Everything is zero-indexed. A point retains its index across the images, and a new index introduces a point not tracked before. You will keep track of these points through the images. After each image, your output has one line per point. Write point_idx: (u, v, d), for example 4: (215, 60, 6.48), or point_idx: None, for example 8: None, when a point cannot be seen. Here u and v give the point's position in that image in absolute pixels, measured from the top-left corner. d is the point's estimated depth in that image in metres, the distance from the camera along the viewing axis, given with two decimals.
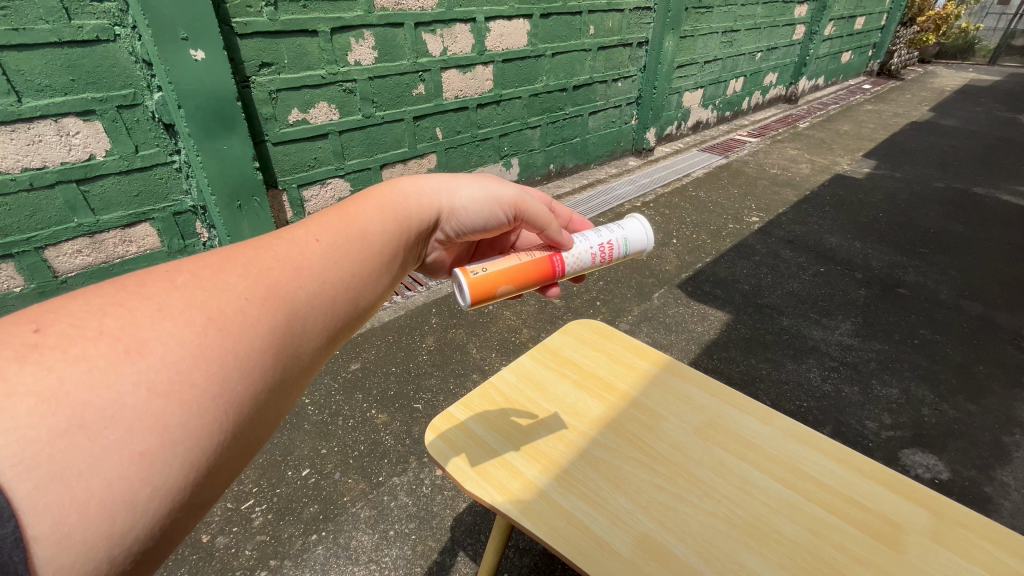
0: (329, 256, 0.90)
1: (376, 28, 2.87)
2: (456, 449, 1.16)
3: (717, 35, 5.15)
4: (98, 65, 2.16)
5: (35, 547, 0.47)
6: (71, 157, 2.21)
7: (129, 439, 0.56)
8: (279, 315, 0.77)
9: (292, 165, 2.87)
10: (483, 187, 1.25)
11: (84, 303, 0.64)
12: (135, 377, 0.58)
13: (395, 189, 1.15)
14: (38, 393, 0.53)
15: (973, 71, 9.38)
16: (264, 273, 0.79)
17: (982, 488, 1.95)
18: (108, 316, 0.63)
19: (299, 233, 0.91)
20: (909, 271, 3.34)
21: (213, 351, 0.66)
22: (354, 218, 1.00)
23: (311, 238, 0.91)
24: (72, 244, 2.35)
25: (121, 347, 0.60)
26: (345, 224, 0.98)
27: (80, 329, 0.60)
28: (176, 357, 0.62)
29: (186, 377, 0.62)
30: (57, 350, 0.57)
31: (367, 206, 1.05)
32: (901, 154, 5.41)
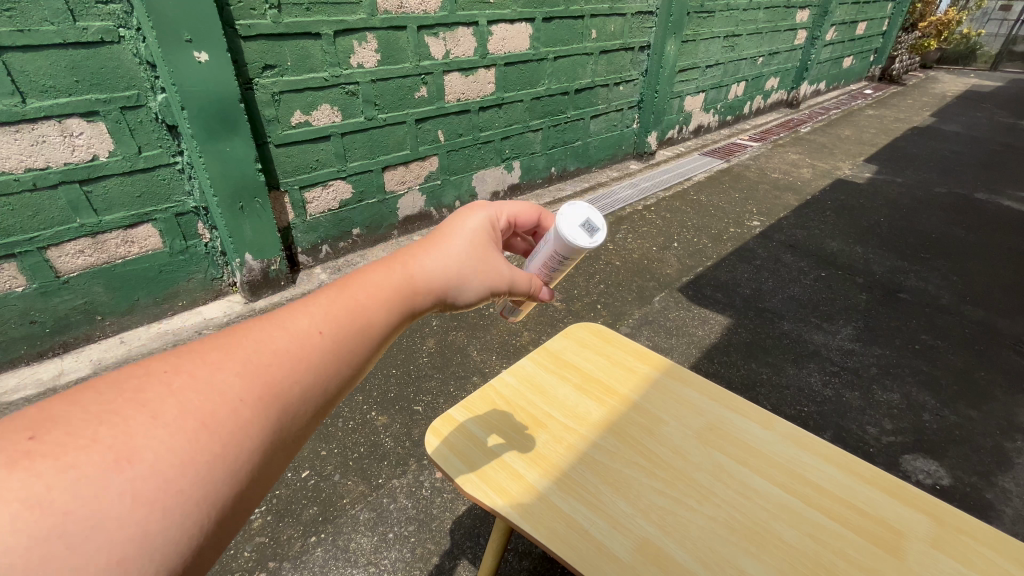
0: (333, 352, 0.78)
1: (379, 31, 2.88)
2: (455, 451, 1.16)
3: (718, 40, 5.17)
4: (102, 66, 2.17)
5: None
6: (74, 157, 2.22)
7: (111, 549, 0.52)
8: (274, 420, 0.69)
9: (294, 167, 2.88)
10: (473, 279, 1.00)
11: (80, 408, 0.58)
12: (123, 487, 0.54)
13: (371, 291, 0.87)
14: (24, 502, 0.50)
15: (974, 77, 9.38)
16: (262, 368, 0.71)
17: (983, 494, 1.94)
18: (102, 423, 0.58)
19: (301, 320, 0.78)
20: (910, 276, 3.33)
21: (205, 458, 0.60)
22: (365, 294, 0.86)
23: (314, 331, 0.78)
24: (74, 244, 2.36)
25: (110, 457, 0.55)
26: (353, 307, 0.84)
27: (73, 432, 0.56)
28: (165, 473, 0.57)
29: (175, 485, 0.57)
30: (49, 456, 0.53)
31: (377, 281, 0.89)
32: (902, 159, 5.41)
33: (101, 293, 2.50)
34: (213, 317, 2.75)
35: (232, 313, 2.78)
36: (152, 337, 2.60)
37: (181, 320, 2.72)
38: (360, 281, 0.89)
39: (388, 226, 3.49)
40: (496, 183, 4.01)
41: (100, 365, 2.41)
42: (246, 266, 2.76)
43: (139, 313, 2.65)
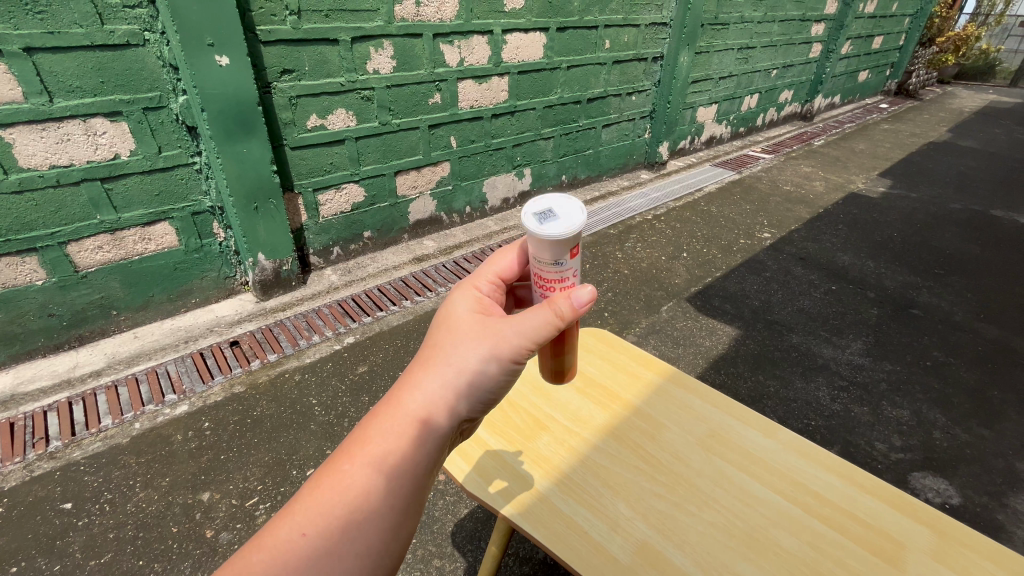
0: (324, 553, 0.75)
1: (395, 38, 2.94)
2: (472, 463, 1.15)
3: (732, 52, 5.18)
4: (127, 68, 2.24)
5: None
6: (97, 156, 2.28)
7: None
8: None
9: (308, 169, 2.93)
10: (488, 349, 0.91)
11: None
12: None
13: (346, 485, 0.79)
14: None
15: (992, 93, 9.28)
16: None
17: (994, 515, 1.90)
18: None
19: (286, 527, 0.75)
20: (922, 292, 3.30)
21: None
22: (348, 471, 0.80)
23: (294, 544, 0.74)
24: (94, 240, 2.41)
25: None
26: (338, 492, 0.78)
27: None
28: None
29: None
30: None
31: (363, 443, 0.83)
32: (917, 174, 5.37)
33: (117, 289, 2.55)
34: (225, 315, 2.79)
35: (244, 312, 2.82)
36: (165, 333, 2.65)
37: (194, 317, 2.78)
38: (348, 452, 0.82)
39: (399, 229, 3.54)
40: (507, 190, 4.05)
41: (114, 359, 2.45)
42: (259, 266, 2.80)
43: (153, 309, 2.70)
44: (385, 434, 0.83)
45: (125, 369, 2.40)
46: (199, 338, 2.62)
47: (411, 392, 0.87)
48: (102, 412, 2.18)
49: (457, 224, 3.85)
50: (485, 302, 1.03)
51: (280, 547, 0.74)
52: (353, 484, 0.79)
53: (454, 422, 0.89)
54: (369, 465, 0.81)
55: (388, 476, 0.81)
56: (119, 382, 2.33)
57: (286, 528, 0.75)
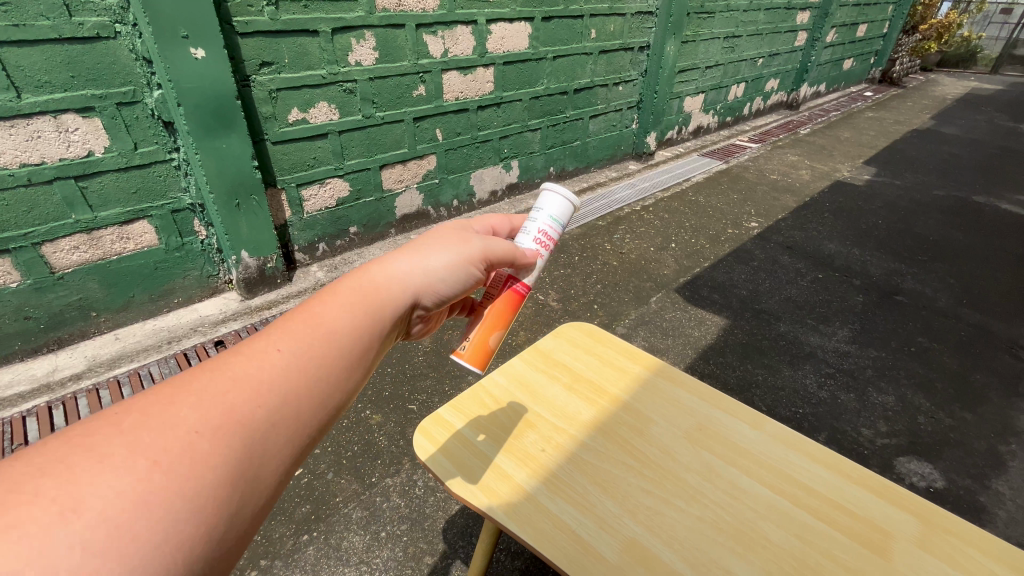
0: (288, 372, 0.78)
1: (377, 29, 2.88)
2: (454, 460, 1.13)
3: (718, 41, 5.16)
4: (98, 62, 2.16)
5: None
6: (69, 153, 2.21)
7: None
8: (234, 455, 0.69)
9: (291, 165, 2.88)
10: (449, 249, 1.03)
11: (28, 462, 0.59)
12: (67, 539, 0.54)
13: (317, 317, 0.86)
14: None
15: (974, 80, 9.39)
16: (213, 399, 0.71)
17: (977, 497, 1.94)
18: (49, 473, 0.58)
19: (254, 348, 0.79)
20: (907, 279, 3.33)
21: (156, 495, 0.60)
22: (315, 313, 0.87)
23: (266, 364, 0.77)
24: (69, 240, 2.35)
25: (53, 509, 0.55)
26: (308, 326, 0.84)
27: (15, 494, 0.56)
28: (112, 514, 0.57)
29: (125, 525, 0.57)
30: None
31: (334, 294, 0.90)
32: (901, 161, 5.42)
33: (96, 290, 2.49)
34: (209, 315, 2.74)
35: (229, 311, 2.77)
36: (147, 334, 2.59)
37: (177, 317, 2.72)
38: (316, 302, 0.89)
39: (385, 224, 3.49)
40: (494, 182, 4.01)
41: (95, 361, 2.40)
42: (242, 264, 2.75)
43: (134, 310, 2.64)
44: (353, 288, 0.92)
45: (106, 372, 2.35)
46: (182, 339, 2.57)
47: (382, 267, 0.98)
48: (83, 416, 2.13)
49: (445, 218, 3.81)
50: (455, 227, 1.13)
51: (249, 366, 0.77)
52: (321, 321, 0.85)
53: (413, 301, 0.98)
54: (339, 308, 0.88)
55: (353, 320, 0.88)
56: (101, 385, 2.28)
57: (255, 350, 0.79)
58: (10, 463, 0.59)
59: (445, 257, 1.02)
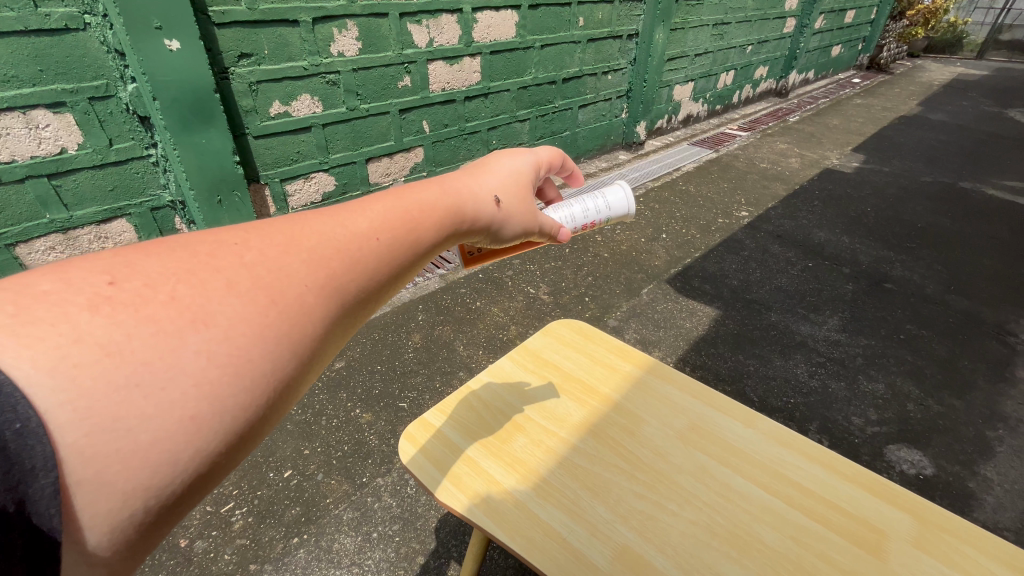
0: (391, 257, 0.71)
1: (360, 18, 2.80)
2: (442, 469, 1.11)
3: (707, 28, 5.11)
4: (68, 55, 2.07)
5: (75, 494, 0.41)
6: (41, 150, 2.13)
7: (183, 403, 0.47)
8: (337, 314, 0.62)
9: (274, 159, 2.81)
10: (525, 205, 1.02)
11: (160, 259, 0.53)
12: (197, 346, 0.48)
13: (418, 207, 0.78)
14: (104, 345, 0.45)
15: (960, 65, 9.42)
16: (328, 256, 0.63)
17: (965, 483, 1.96)
18: (180, 279, 0.51)
19: (362, 219, 0.70)
20: (895, 266, 3.35)
21: (273, 332, 0.54)
22: (417, 204, 0.78)
23: (370, 234, 0.69)
24: (44, 241, 2.28)
25: (183, 315, 0.49)
26: (411, 214, 0.76)
27: (154, 290, 0.49)
28: (238, 338, 0.51)
29: (246, 352, 0.51)
30: (129, 307, 0.47)
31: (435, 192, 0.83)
32: (888, 148, 5.43)
33: None
34: None
35: None
36: None
37: None
38: (417, 193, 0.81)
39: None
40: None
41: None
42: None
43: None
44: (447, 196, 0.85)
45: None
46: None
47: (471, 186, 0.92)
48: None
49: None
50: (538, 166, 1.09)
51: (356, 228, 0.68)
52: (422, 216, 0.78)
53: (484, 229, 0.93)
54: (438, 211, 0.81)
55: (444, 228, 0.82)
56: None
57: (360, 218, 0.70)
58: (141, 257, 0.52)
59: (521, 210, 1.00)
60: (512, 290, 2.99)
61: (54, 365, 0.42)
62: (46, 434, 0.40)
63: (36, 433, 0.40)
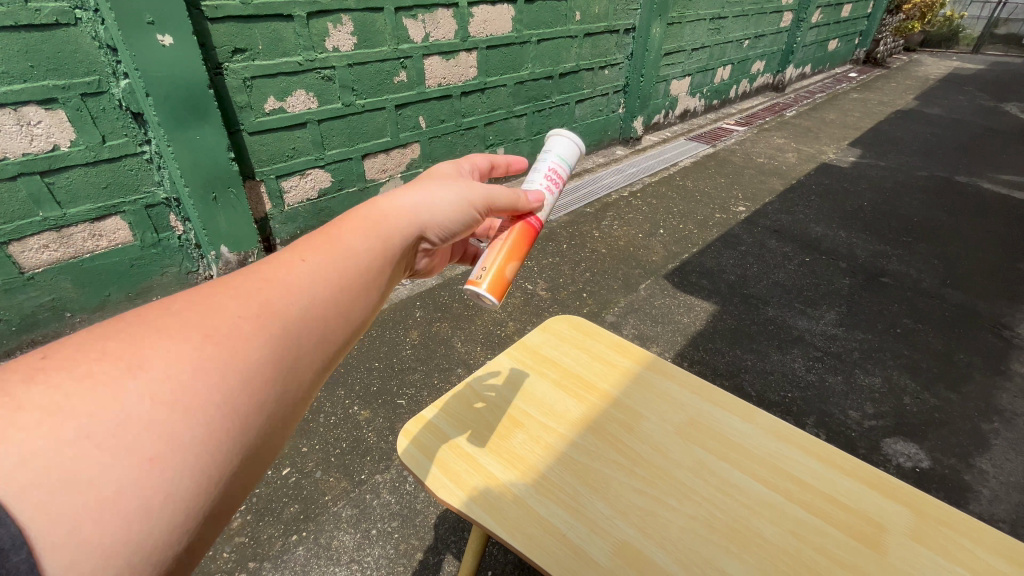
0: (319, 278, 0.79)
1: (355, 13, 2.77)
2: (441, 466, 1.10)
3: (704, 22, 5.10)
4: (59, 51, 2.05)
5: (43, 550, 0.46)
6: (33, 148, 2.11)
7: (138, 446, 0.54)
8: (275, 338, 0.70)
9: (269, 156, 2.79)
10: (455, 194, 1.06)
11: (89, 333, 0.62)
12: (137, 390, 0.57)
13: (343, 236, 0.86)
14: (46, 407, 0.52)
15: (956, 60, 9.44)
16: (256, 294, 0.72)
17: (961, 476, 1.97)
18: (111, 344, 0.60)
19: (283, 258, 0.79)
20: (892, 260, 3.36)
21: (210, 364, 0.62)
22: (339, 234, 0.86)
23: (295, 266, 0.78)
24: (38, 239, 2.25)
25: (119, 365, 0.58)
26: (333, 244, 0.84)
27: (85, 353, 0.59)
28: (175, 375, 0.59)
29: (187, 387, 0.59)
30: (65, 370, 0.56)
31: (359, 220, 0.91)
32: (885, 142, 5.44)
33: (68, 290, 2.41)
34: None
35: None
36: None
37: None
38: (335, 225, 0.89)
39: None
40: None
41: None
42: (222, 259, 2.69)
43: (110, 309, 2.56)
44: (367, 215, 0.92)
45: None
46: None
47: (392, 200, 0.98)
48: None
49: None
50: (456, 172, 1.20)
51: (282, 266, 0.77)
52: (345, 240, 0.85)
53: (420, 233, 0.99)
54: (362, 232, 0.88)
55: (372, 241, 0.88)
56: None
57: (285, 259, 0.79)
58: (77, 335, 0.61)
59: (450, 200, 1.05)
60: (510, 286, 2.99)
61: (6, 432, 0.49)
62: (6, 515, 0.45)
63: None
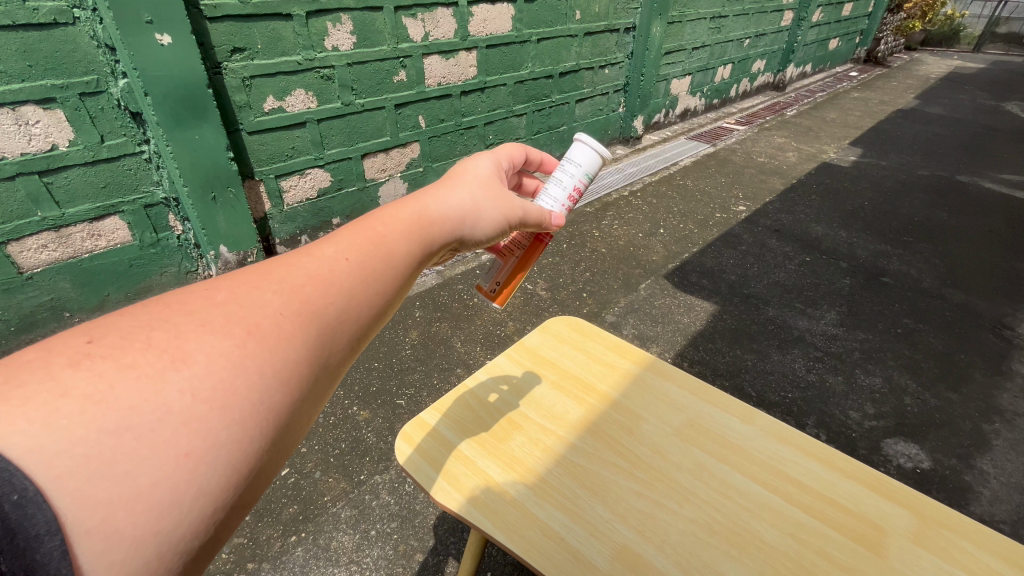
0: (360, 277, 0.73)
1: (354, 12, 2.76)
2: (439, 470, 1.10)
3: (704, 21, 5.08)
4: (57, 50, 2.04)
5: (79, 544, 0.44)
6: (31, 147, 2.10)
7: (175, 440, 0.50)
8: (316, 339, 0.65)
9: (268, 155, 2.78)
10: (496, 198, 0.99)
11: (130, 317, 0.58)
12: (180, 385, 0.53)
13: (383, 233, 0.79)
14: (89, 395, 0.49)
15: (957, 59, 9.41)
16: (297, 288, 0.67)
17: (962, 477, 1.96)
18: (154, 330, 0.56)
19: (324, 250, 0.73)
20: (892, 260, 3.35)
21: (253, 362, 0.58)
22: (380, 228, 0.80)
23: (339, 259, 0.73)
24: (36, 239, 2.25)
25: (163, 358, 0.53)
26: (374, 238, 0.78)
27: (129, 339, 0.54)
28: (219, 373, 0.55)
29: (229, 385, 0.55)
30: (106, 357, 0.52)
31: (401, 212, 0.84)
32: (886, 141, 5.43)
33: (68, 290, 2.40)
34: None
35: None
36: None
37: None
38: (377, 216, 0.82)
39: None
40: None
41: None
42: (221, 259, 2.68)
43: (110, 309, 2.56)
44: (409, 210, 0.85)
45: None
46: None
47: (436, 196, 0.92)
48: None
49: None
50: (499, 163, 1.09)
51: (325, 256, 0.72)
52: (387, 236, 0.80)
53: (458, 233, 0.93)
54: (403, 227, 0.82)
55: (412, 240, 0.82)
56: None
57: (327, 248, 0.74)
58: (114, 318, 0.57)
59: (490, 203, 0.98)
60: None
61: (45, 421, 0.46)
62: (42, 499, 0.43)
63: (35, 501, 0.43)
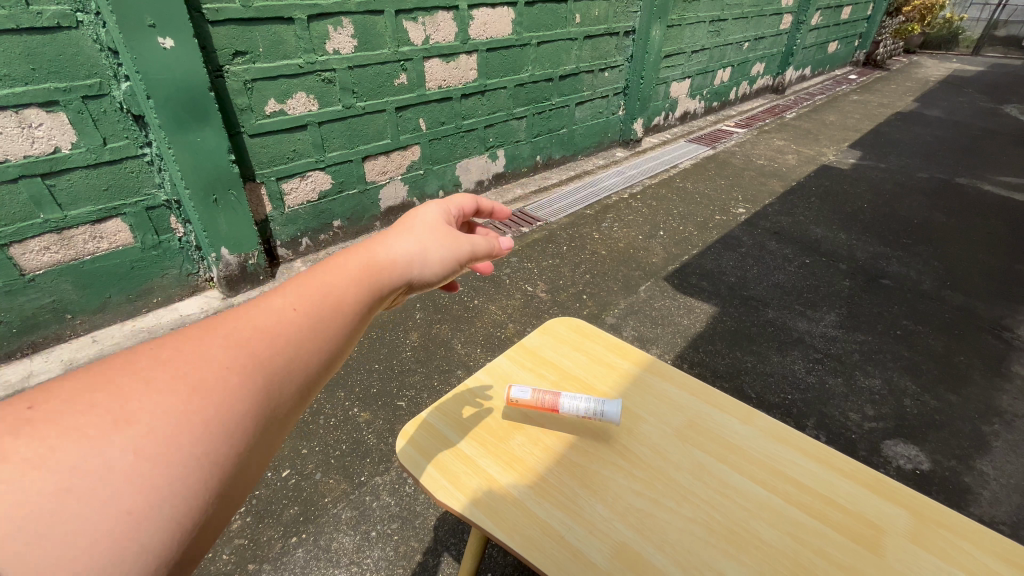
0: (310, 328, 0.68)
1: (355, 15, 2.78)
2: (440, 469, 1.10)
3: (704, 25, 5.11)
4: (60, 53, 2.06)
5: None
6: (35, 150, 2.11)
7: (120, 501, 0.47)
8: (263, 393, 0.60)
9: (270, 158, 2.80)
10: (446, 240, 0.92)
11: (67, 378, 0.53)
12: (122, 446, 0.49)
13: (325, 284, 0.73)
14: (27, 461, 0.45)
15: (956, 62, 9.44)
16: (242, 342, 0.62)
17: (961, 478, 1.96)
18: (95, 390, 0.52)
19: (267, 303, 0.68)
20: (892, 262, 3.36)
21: (198, 418, 0.54)
22: (328, 275, 0.75)
23: (284, 311, 0.68)
24: (39, 241, 2.26)
25: (106, 418, 0.50)
26: (322, 287, 0.73)
27: (70, 401, 0.50)
28: (163, 431, 0.51)
29: (173, 443, 0.51)
30: (47, 421, 0.48)
31: (353, 259, 0.79)
32: (885, 144, 5.44)
33: (69, 291, 2.41)
34: (190, 314, 2.68)
35: (210, 309, 2.72)
36: (125, 335, 2.53)
37: (156, 318, 2.66)
38: (323, 264, 0.77)
39: (370, 217, 3.43)
40: (480, 172, 3.96)
41: (72, 365, 2.34)
42: (222, 261, 2.69)
43: (111, 311, 2.57)
44: (356, 256, 0.80)
45: None
46: None
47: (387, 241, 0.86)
48: None
49: None
50: (447, 209, 1.02)
51: (269, 308, 0.67)
52: (336, 282, 0.74)
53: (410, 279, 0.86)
54: (353, 275, 0.77)
55: (363, 287, 0.77)
56: None
57: (270, 301, 0.68)
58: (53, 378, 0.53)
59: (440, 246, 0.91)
60: (510, 288, 2.99)
61: None
62: None
63: None
